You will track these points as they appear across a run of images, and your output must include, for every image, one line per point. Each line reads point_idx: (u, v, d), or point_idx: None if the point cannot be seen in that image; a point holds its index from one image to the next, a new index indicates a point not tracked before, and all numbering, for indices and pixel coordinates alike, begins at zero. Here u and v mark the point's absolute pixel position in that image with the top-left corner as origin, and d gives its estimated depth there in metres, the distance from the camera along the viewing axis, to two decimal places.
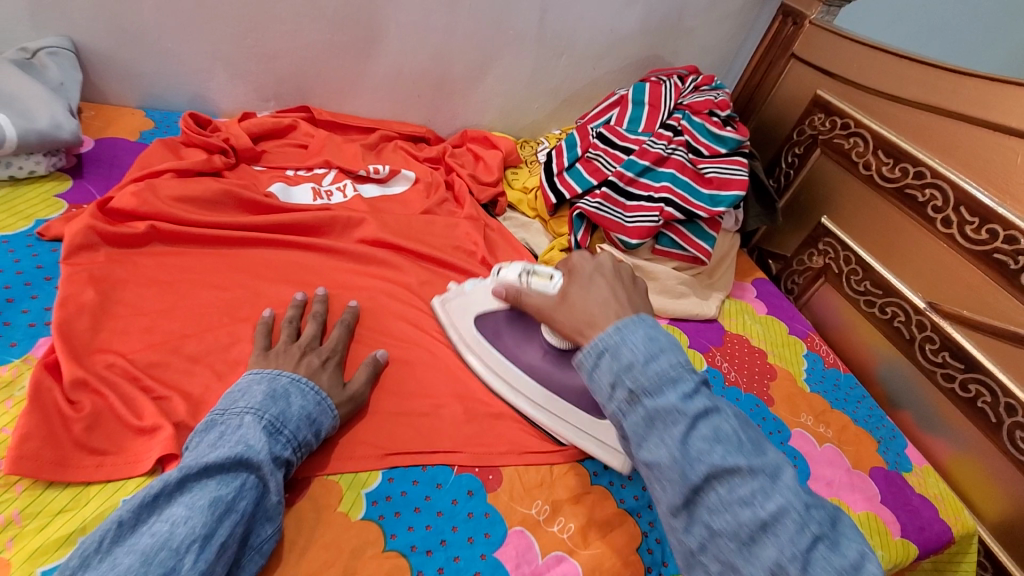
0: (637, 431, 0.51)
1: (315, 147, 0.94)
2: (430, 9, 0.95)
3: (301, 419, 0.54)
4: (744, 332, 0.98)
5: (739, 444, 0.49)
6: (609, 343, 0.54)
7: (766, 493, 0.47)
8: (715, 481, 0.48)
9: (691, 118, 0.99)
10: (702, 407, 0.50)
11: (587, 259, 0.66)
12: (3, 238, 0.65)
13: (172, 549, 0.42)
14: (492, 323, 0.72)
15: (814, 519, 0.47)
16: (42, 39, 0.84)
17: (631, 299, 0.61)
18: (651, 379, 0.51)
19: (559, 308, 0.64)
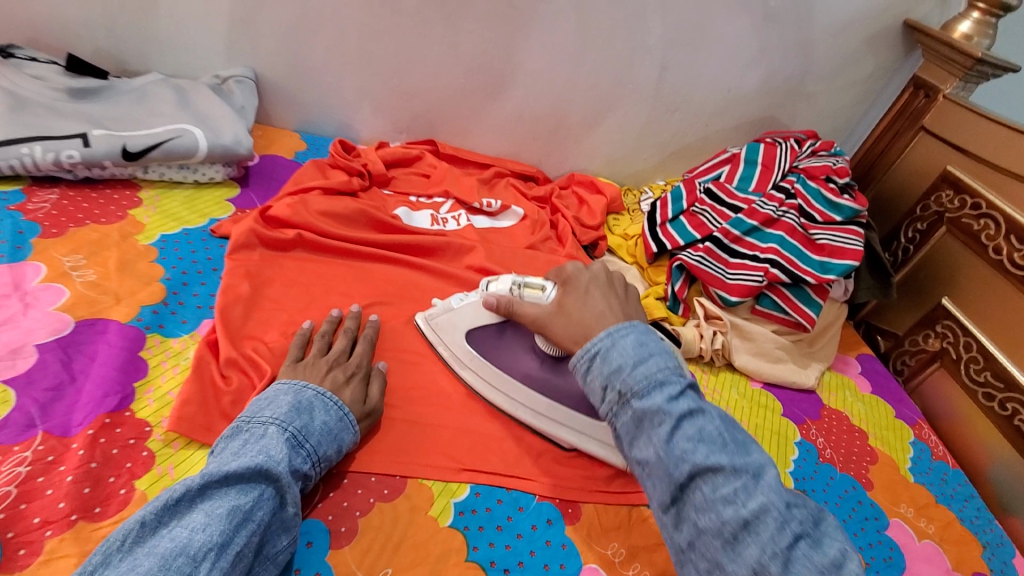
0: (627, 431, 0.52)
1: (437, 177, 1.03)
2: (558, 60, 1.02)
3: (324, 434, 0.56)
4: (844, 408, 0.93)
5: (723, 443, 0.50)
6: (600, 345, 0.56)
7: (748, 491, 0.48)
8: (698, 479, 0.49)
9: (807, 182, 0.97)
10: (687, 408, 0.51)
11: (581, 271, 0.67)
12: (184, 231, 0.78)
13: (190, 556, 0.42)
14: (484, 337, 0.71)
15: (794, 517, 0.47)
16: (233, 69, 0.99)
17: (627, 309, 0.62)
18: (639, 380, 0.52)
19: (554, 317, 0.63)
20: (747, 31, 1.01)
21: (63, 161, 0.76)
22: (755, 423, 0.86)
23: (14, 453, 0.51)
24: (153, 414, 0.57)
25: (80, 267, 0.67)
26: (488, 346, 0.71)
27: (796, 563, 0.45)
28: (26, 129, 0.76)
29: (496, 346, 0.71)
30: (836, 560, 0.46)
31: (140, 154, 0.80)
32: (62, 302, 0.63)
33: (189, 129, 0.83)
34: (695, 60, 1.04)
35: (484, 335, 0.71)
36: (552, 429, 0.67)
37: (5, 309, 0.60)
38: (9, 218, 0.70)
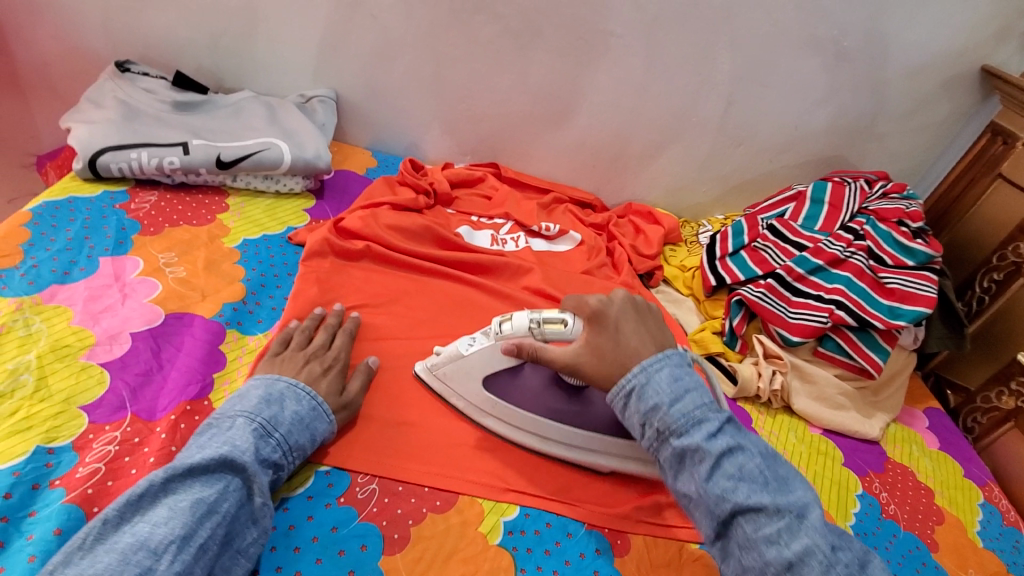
0: (669, 466, 0.55)
1: (498, 199, 1.06)
2: (623, 92, 1.04)
3: (295, 423, 0.56)
4: (910, 463, 0.88)
5: (764, 482, 0.52)
6: (635, 382, 0.56)
7: (792, 532, 0.49)
8: (741, 518, 0.51)
9: (877, 224, 0.95)
10: (727, 446, 0.53)
11: (606, 304, 0.62)
12: (265, 237, 0.83)
13: (150, 550, 0.43)
14: (500, 379, 0.66)
15: (839, 560, 0.48)
16: (317, 90, 1.07)
17: (659, 342, 0.61)
18: (677, 419, 0.54)
19: (587, 359, 0.59)
20: (818, 69, 1.01)
21: (165, 166, 0.83)
22: (815, 471, 0.82)
23: (105, 431, 0.54)
24: None
25: (172, 264, 0.73)
26: (506, 389, 0.66)
27: None
28: (135, 137, 0.84)
29: (515, 392, 0.65)
30: None
31: (232, 164, 0.86)
32: (155, 295, 0.68)
33: (276, 142, 0.89)
34: (762, 96, 1.04)
35: (499, 377, 0.66)
36: (591, 457, 0.65)
37: (106, 298, 0.66)
38: (114, 216, 0.77)
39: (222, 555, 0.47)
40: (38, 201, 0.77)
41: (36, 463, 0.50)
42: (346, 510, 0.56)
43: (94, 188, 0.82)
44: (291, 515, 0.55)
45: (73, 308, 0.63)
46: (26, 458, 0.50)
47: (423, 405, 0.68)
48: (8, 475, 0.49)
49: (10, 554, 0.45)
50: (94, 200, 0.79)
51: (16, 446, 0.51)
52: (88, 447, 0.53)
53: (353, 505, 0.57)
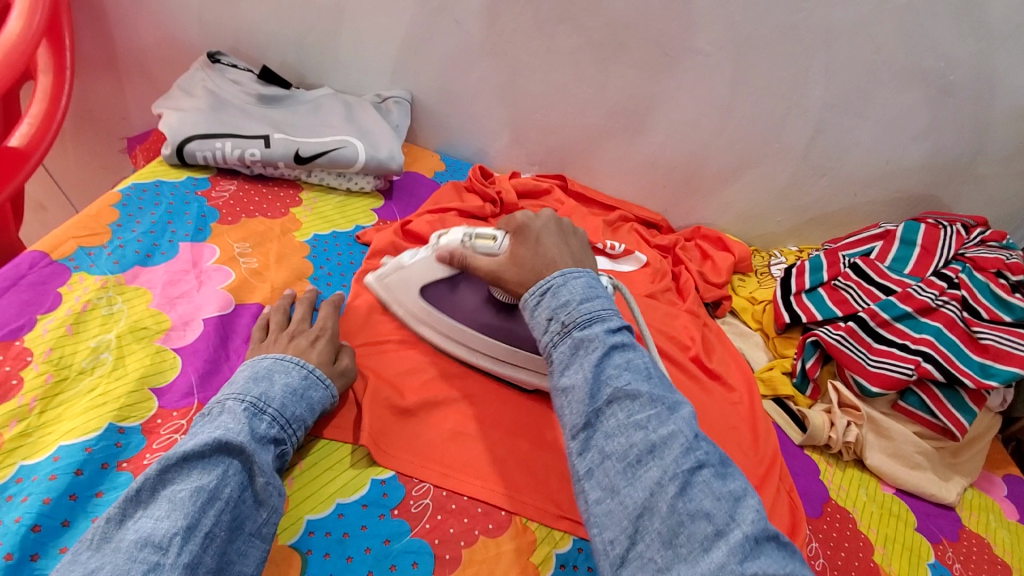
0: (563, 360, 0.51)
1: (564, 213, 1.03)
2: (703, 113, 1.00)
3: (287, 396, 0.54)
4: (990, 536, 0.80)
5: (648, 375, 0.49)
6: (551, 282, 0.54)
7: (661, 419, 0.46)
8: (616, 405, 0.47)
9: (973, 273, 0.87)
10: (622, 340, 0.50)
11: (532, 218, 0.63)
12: (335, 233, 0.83)
13: (154, 544, 0.40)
14: (437, 293, 0.70)
15: (702, 448, 0.44)
16: (394, 91, 1.08)
17: (579, 260, 0.59)
18: (582, 312, 0.51)
19: (507, 269, 0.60)
20: (920, 103, 0.94)
21: (246, 157, 0.85)
22: (887, 535, 0.75)
23: (173, 418, 0.54)
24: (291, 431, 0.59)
25: (246, 254, 0.74)
26: (440, 299, 0.70)
27: (695, 488, 0.42)
28: (221, 126, 0.86)
29: (449, 304, 0.70)
30: (736, 493, 0.42)
31: (309, 159, 0.87)
32: (228, 284, 0.69)
33: (352, 141, 0.89)
34: (854, 127, 0.98)
35: (436, 289, 0.70)
36: (511, 372, 0.70)
37: (184, 283, 0.67)
38: (196, 203, 0.79)
39: (233, 540, 0.45)
40: (127, 182, 0.80)
41: (107, 442, 0.51)
42: (399, 524, 0.55)
43: (179, 174, 0.85)
44: (346, 522, 0.54)
45: (152, 291, 0.65)
46: (97, 434, 0.51)
47: (479, 419, 0.66)
48: (80, 451, 0.49)
49: (75, 534, 0.45)
50: (178, 185, 0.82)
51: (91, 422, 0.52)
52: (156, 432, 0.53)
53: (406, 520, 0.55)
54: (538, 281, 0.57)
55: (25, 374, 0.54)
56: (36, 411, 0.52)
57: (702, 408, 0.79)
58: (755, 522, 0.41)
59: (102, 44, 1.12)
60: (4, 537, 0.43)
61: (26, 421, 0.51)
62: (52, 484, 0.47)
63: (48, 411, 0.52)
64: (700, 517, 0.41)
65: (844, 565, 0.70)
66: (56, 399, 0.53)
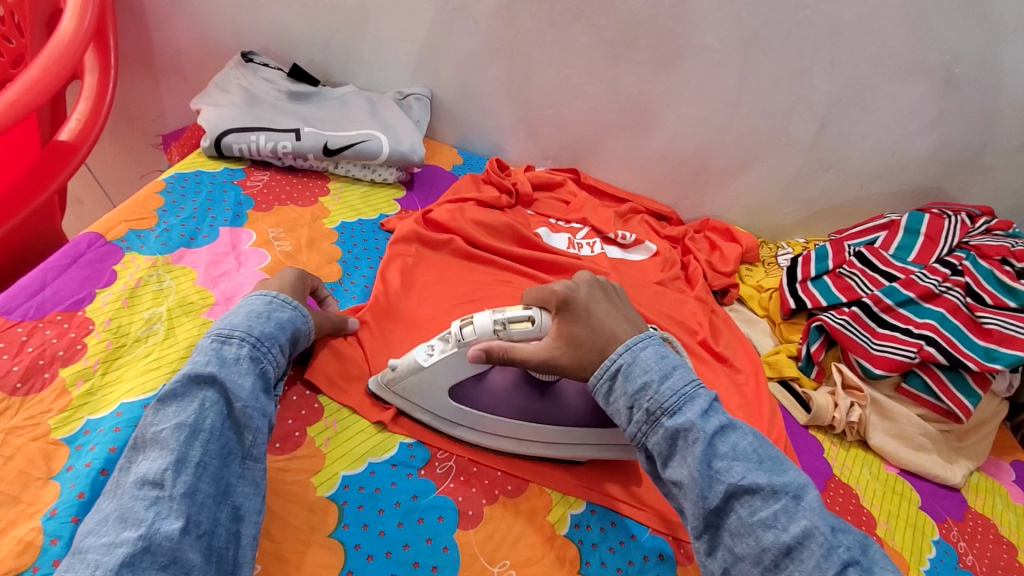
0: (663, 452, 0.54)
1: (576, 205, 1.08)
2: (712, 107, 1.04)
3: (253, 319, 0.58)
4: (994, 516, 0.83)
5: (759, 461, 0.52)
6: (620, 363, 0.57)
7: (787, 514, 0.49)
8: (735, 501, 0.51)
9: (978, 261, 0.90)
10: (718, 426, 0.54)
11: (575, 288, 0.62)
12: (360, 221, 0.88)
13: (151, 481, 0.46)
14: (466, 388, 0.62)
15: (838, 542, 0.48)
16: (414, 88, 1.13)
17: (630, 322, 0.61)
18: (668, 397, 0.54)
19: (565, 352, 0.59)
20: (924, 96, 0.97)
21: (278, 149, 0.90)
22: (889, 510, 0.78)
23: None
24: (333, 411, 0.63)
25: (280, 239, 0.79)
26: (473, 394, 0.62)
27: None
28: (255, 121, 0.91)
29: (483, 394, 0.62)
30: None
31: (337, 151, 0.92)
32: (265, 265, 0.74)
33: (377, 135, 0.95)
34: (860, 120, 1.01)
35: (464, 385, 0.62)
36: (566, 452, 0.64)
37: (224, 264, 0.72)
38: (233, 191, 0.85)
39: (228, 464, 0.49)
40: (169, 172, 0.86)
41: None
42: (426, 482, 0.59)
43: (217, 164, 0.90)
44: (377, 479, 0.58)
45: (197, 270, 0.70)
46: (154, 393, 0.56)
47: None
48: (140, 407, 0.55)
49: None
50: (216, 175, 0.87)
51: (147, 383, 0.57)
52: None
53: (432, 479, 0.60)
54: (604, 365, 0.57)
55: (88, 341, 0.59)
56: (99, 372, 0.57)
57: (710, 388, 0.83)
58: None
59: (141, 47, 1.18)
60: (77, 479, 0.49)
61: (91, 380, 0.57)
62: (116, 435, 0.52)
63: (109, 373, 0.58)
64: None
65: None
66: (116, 362, 0.59)
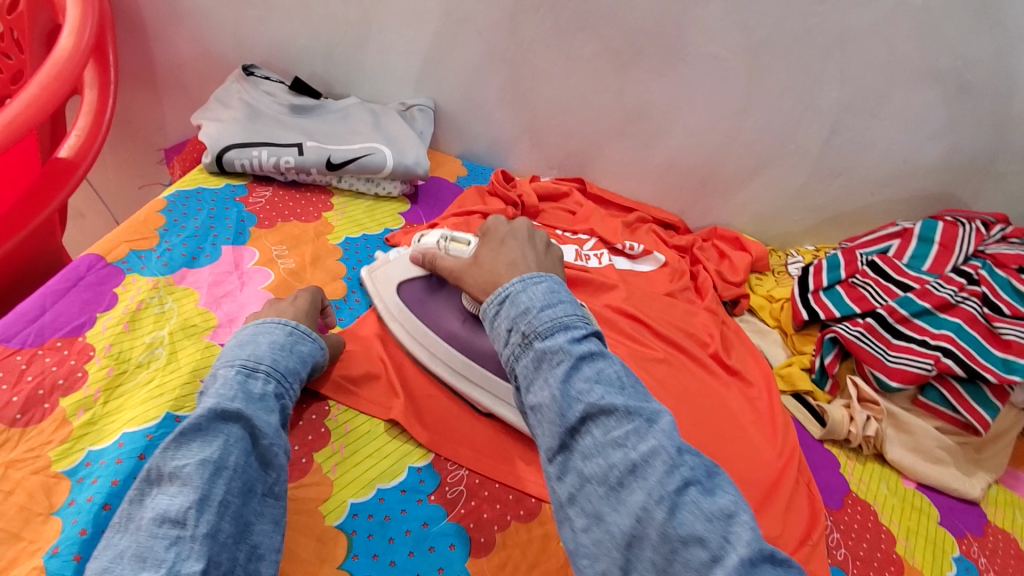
0: (528, 375, 0.52)
1: (583, 215, 1.06)
2: (720, 116, 1.02)
3: (276, 352, 0.58)
4: (1016, 531, 0.81)
5: (620, 386, 0.49)
6: (510, 290, 0.56)
7: (639, 434, 0.46)
8: (590, 422, 0.47)
9: (994, 270, 0.88)
10: (589, 351, 0.51)
11: (502, 224, 0.69)
12: (365, 236, 0.87)
13: (172, 519, 0.44)
14: (412, 291, 0.72)
15: (686, 464, 0.45)
16: (417, 99, 1.12)
17: (540, 261, 0.64)
18: (545, 324, 0.53)
19: (469, 269, 0.66)
20: (936, 102, 0.95)
21: (281, 164, 0.89)
22: (909, 527, 0.76)
23: None
24: (339, 435, 0.61)
25: (283, 256, 0.78)
26: (414, 299, 0.71)
27: (682, 508, 0.43)
28: (256, 136, 0.90)
29: (420, 304, 0.71)
30: (726, 509, 0.43)
31: (340, 165, 0.91)
32: (269, 284, 0.73)
33: (380, 148, 0.93)
34: (871, 127, 0.99)
35: (411, 288, 0.72)
36: (468, 389, 0.66)
37: (227, 284, 0.71)
38: (235, 208, 0.83)
39: (249, 503, 0.48)
40: (171, 190, 0.84)
41: (165, 429, 0.55)
42: (436, 509, 0.58)
43: (218, 181, 0.89)
44: (386, 506, 0.57)
45: (200, 291, 0.69)
46: (157, 422, 0.55)
47: None
48: (142, 437, 0.53)
49: None
50: (217, 192, 0.86)
51: (150, 411, 0.56)
52: None
53: (443, 505, 0.58)
54: (494, 279, 0.62)
55: (89, 368, 0.58)
56: (100, 401, 0.56)
57: (723, 404, 0.81)
58: (749, 537, 0.41)
59: (143, 60, 1.18)
60: (79, 514, 0.48)
61: (92, 410, 0.55)
62: (119, 468, 0.51)
63: (111, 402, 0.56)
64: (691, 540, 0.41)
65: (865, 555, 0.71)
66: (118, 390, 0.57)
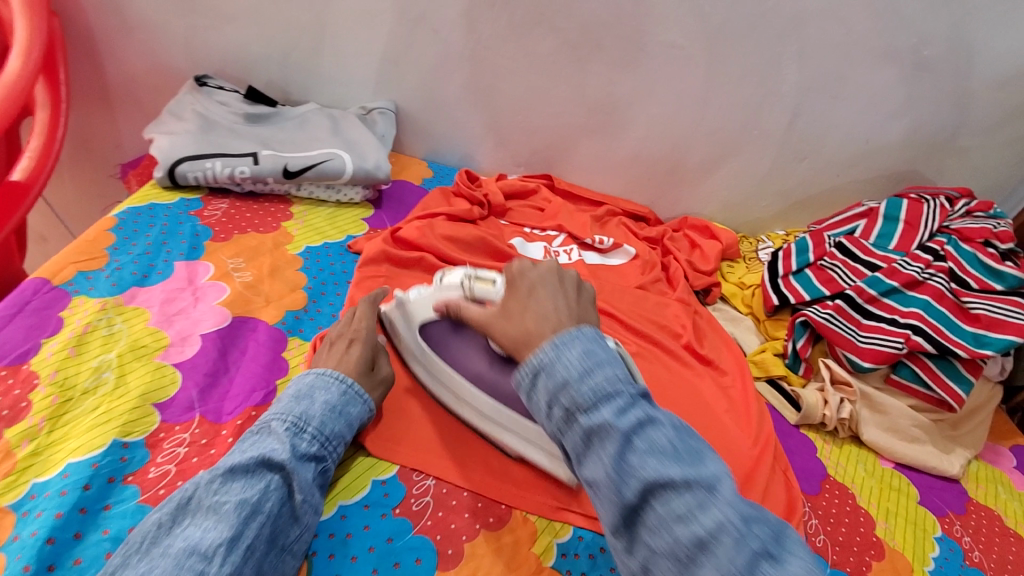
0: (574, 450, 0.45)
1: (551, 212, 1.05)
2: (682, 104, 1.02)
3: (327, 413, 0.56)
4: (996, 506, 0.81)
5: (676, 452, 0.42)
6: (542, 358, 0.47)
7: (703, 507, 0.40)
8: (649, 497, 0.41)
9: (960, 245, 0.88)
10: (637, 419, 0.43)
11: (529, 267, 0.58)
12: (326, 244, 0.85)
13: (201, 553, 0.44)
14: (435, 330, 0.66)
15: (755, 536, 0.39)
16: (377, 102, 1.10)
17: (578, 311, 0.54)
18: (584, 392, 0.44)
19: (497, 322, 0.56)
20: (894, 81, 0.95)
21: (236, 175, 0.87)
22: (887, 508, 0.76)
23: (176, 432, 0.57)
24: None
25: (240, 269, 0.76)
26: (437, 338, 0.66)
27: None
28: (210, 147, 0.88)
29: (444, 343, 0.66)
30: None
31: (297, 173, 0.89)
32: (223, 299, 0.71)
33: (339, 153, 0.92)
34: (832, 108, 0.99)
35: (434, 327, 0.66)
36: (497, 431, 0.64)
37: (180, 301, 0.69)
38: (189, 222, 0.81)
39: (269, 554, 0.47)
40: (121, 207, 0.82)
41: (112, 457, 0.53)
42: (402, 522, 0.56)
43: (172, 195, 0.87)
44: (348, 523, 0.55)
45: (150, 310, 0.67)
46: (103, 450, 0.53)
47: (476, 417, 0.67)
48: (88, 466, 0.52)
49: (86, 546, 0.47)
50: (171, 207, 0.84)
51: (96, 439, 0.54)
52: (159, 446, 0.55)
53: (408, 517, 0.57)
54: (525, 340, 0.51)
55: (33, 397, 0.56)
56: (45, 431, 0.54)
57: (696, 395, 0.80)
58: None
59: (94, 76, 1.14)
60: (22, 550, 0.46)
61: (36, 440, 0.53)
62: (62, 500, 0.49)
63: (56, 431, 0.54)
64: None
65: (844, 540, 0.71)
66: (63, 419, 0.55)
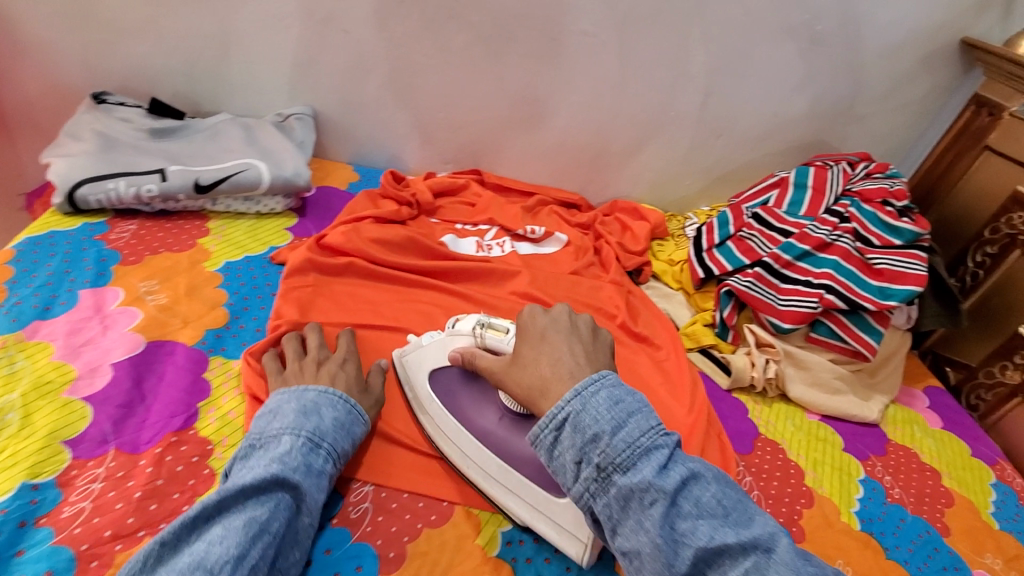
0: (615, 514, 0.46)
1: (482, 206, 1.05)
2: (600, 91, 1.04)
3: (337, 429, 0.56)
4: (913, 445, 0.87)
5: (721, 513, 0.45)
6: (568, 411, 0.49)
7: (757, 568, 0.42)
8: (702, 560, 0.44)
9: (862, 206, 0.94)
10: (679, 478, 0.46)
11: (541, 315, 0.59)
12: (247, 258, 0.83)
13: (206, 570, 0.43)
14: (447, 380, 0.67)
15: None
16: (294, 108, 1.07)
17: (593, 358, 0.55)
18: (623, 454, 0.46)
19: (511, 373, 0.58)
20: (793, 56, 1.00)
21: (143, 195, 0.83)
22: (815, 459, 0.81)
23: (89, 467, 0.54)
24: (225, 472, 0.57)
25: (153, 292, 0.72)
26: (447, 388, 0.66)
27: None
28: (112, 166, 0.84)
29: (457, 394, 0.66)
30: None
31: (210, 187, 0.86)
32: (136, 324, 0.68)
33: (254, 163, 0.89)
34: (739, 86, 1.03)
35: (447, 374, 0.67)
36: (502, 495, 0.60)
37: (88, 331, 0.65)
38: (94, 248, 0.77)
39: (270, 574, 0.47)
40: (18, 238, 0.77)
41: (20, 501, 0.50)
42: (340, 531, 0.56)
43: (74, 221, 0.82)
44: None
45: (55, 343, 0.63)
46: (9, 496, 0.50)
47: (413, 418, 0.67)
48: None
49: None
50: (73, 233, 0.79)
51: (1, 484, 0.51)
52: (72, 484, 0.52)
53: (347, 525, 0.56)
54: (541, 389, 0.53)
55: None
56: None
57: (632, 372, 0.83)
58: None
59: None
60: None
61: None
62: None
63: None
64: None
65: (776, 493, 0.75)
66: None
